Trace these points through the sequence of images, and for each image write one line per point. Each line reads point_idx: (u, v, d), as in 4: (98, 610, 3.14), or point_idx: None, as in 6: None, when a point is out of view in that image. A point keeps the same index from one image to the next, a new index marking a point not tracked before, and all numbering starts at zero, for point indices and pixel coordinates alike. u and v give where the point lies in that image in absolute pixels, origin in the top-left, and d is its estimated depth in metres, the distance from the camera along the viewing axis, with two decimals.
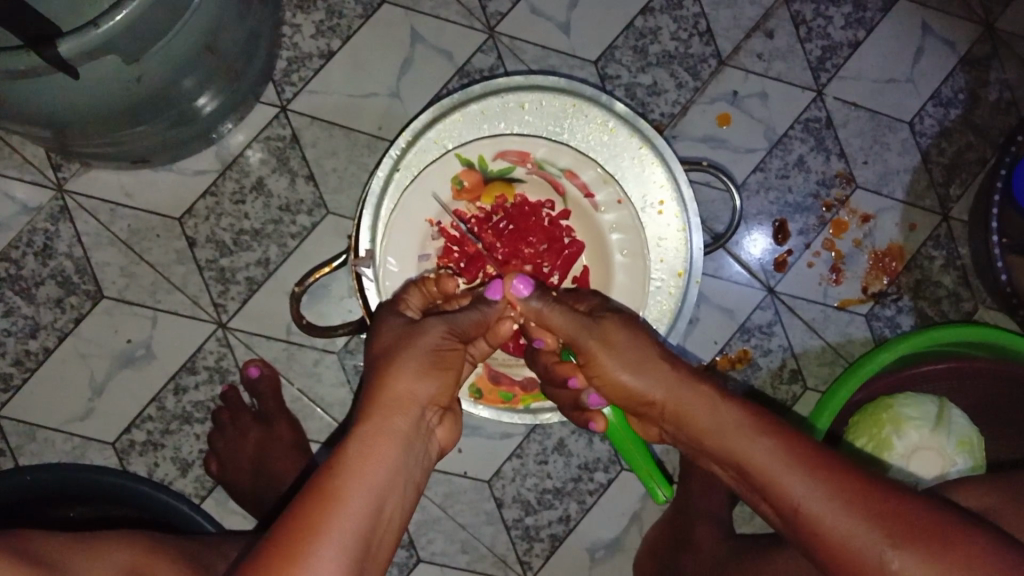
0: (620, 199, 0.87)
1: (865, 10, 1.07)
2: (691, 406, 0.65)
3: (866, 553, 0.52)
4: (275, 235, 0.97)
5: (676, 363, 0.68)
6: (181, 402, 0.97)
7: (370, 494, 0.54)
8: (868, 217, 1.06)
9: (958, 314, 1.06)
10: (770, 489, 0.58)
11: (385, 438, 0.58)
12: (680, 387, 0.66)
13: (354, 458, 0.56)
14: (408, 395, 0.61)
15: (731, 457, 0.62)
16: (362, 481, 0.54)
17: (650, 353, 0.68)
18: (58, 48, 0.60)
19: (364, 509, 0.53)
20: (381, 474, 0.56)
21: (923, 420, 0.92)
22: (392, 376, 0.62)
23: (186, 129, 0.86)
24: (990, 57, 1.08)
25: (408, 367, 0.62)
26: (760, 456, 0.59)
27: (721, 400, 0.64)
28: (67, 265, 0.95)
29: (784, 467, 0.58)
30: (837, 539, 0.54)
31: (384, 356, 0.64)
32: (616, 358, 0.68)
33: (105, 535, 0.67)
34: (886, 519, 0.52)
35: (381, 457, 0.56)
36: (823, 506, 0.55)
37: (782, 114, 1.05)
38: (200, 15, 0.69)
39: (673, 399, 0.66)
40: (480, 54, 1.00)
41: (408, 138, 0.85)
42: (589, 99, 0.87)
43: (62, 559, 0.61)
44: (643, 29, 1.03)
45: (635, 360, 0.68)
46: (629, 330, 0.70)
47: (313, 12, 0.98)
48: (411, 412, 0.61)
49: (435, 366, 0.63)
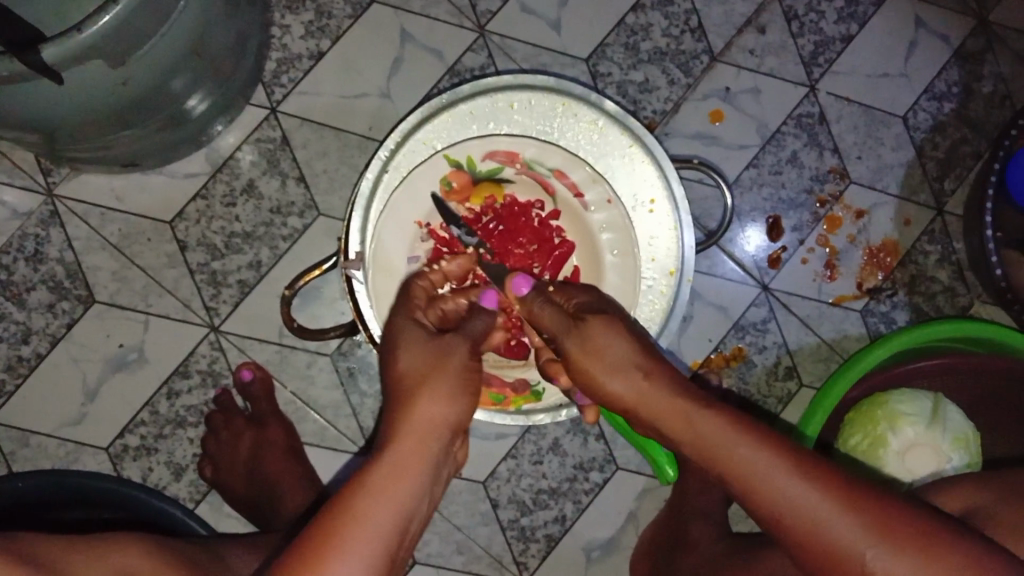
0: (610, 199, 0.87)
1: (857, 4, 1.07)
2: (668, 413, 0.64)
3: (850, 559, 0.53)
4: (267, 237, 0.97)
5: (656, 363, 0.67)
6: (174, 406, 0.97)
7: (395, 519, 0.55)
8: (862, 213, 1.06)
9: (954, 309, 1.06)
10: (752, 494, 0.58)
11: (411, 461, 0.58)
12: (655, 394, 0.65)
13: (381, 483, 0.56)
14: (434, 422, 0.61)
15: (713, 463, 0.61)
16: (389, 504, 0.55)
17: (630, 355, 0.67)
18: (40, 53, 0.60)
19: (389, 533, 0.54)
20: (409, 501, 0.56)
21: (918, 416, 0.92)
22: (419, 402, 0.61)
23: (176, 132, 0.86)
24: (984, 49, 1.07)
25: (435, 393, 0.61)
26: (744, 462, 0.59)
27: (699, 408, 0.62)
28: (58, 270, 0.95)
29: (769, 473, 0.57)
30: (822, 546, 0.54)
31: (408, 382, 0.62)
32: (596, 361, 0.67)
33: (105, 538, 0.67)
34: (873, 525, 0.53)
35: (405, 485, 0.56)
36: (810, 517, 0.55)
37: (775, 109, 1.04)
38: (187, 19, 0.69)
39: (649, 405, 0.65)
40: (470, 53, 1.00)
41: (396, 139, 0.84)
42: (578, 98, 0.87)
43: (59, 562, 0.61)
44: (634, 26, 1.03)
45: (613, 365, 0.66)
46: (611, 334, 0.68)
47: (303, 13, 0.98)
48: (438, 440, 0.61)
49: (463, 393, 0.62)
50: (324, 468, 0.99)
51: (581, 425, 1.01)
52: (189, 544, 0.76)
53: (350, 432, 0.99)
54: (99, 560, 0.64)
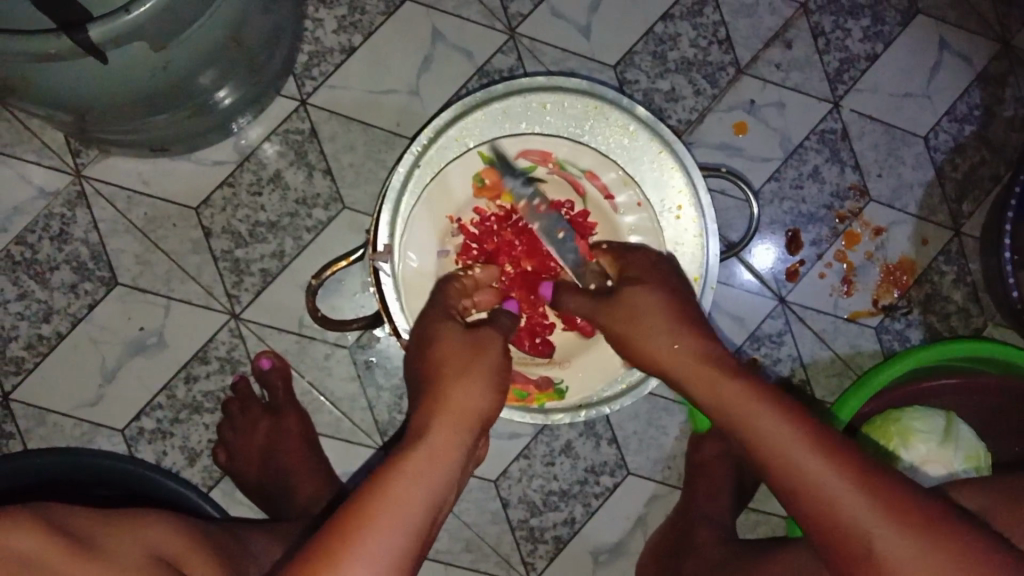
0: (640, 202, 0.89)
1: (883, 24, 1.08)
2: (698, 374, 0.64)
3: (858, 538, 0.51)
4: (291, 227, 0.98)
5: (693, 330, 0.67)
6: (191, 391, 0.97)
7: (426, 501, 0.53)
8: (881, 230, 1.06)
9: (967, 329, 1.07)
10: (774, 471, 0.57)
11: (442, 440, 0.58)
12: (688, 357, 0.65)
13: (417, 461, 0.55)
14: (470, 406, 0.61)
15: (734, 427, 0.61)
16: (423, 488, 0.54)
17: (668, 319, 0.68)
18: (88, 32, 0.60)
19: (420, 513, 0.52)
20: (441, 486, 0.55)
21: (931, 433, 0.92)
22: (459, 386, 0.62)
23: (206, 119, 0.86)
24: (1006, 74, 1.09)
25: (474, 379, 0.62)
26: (761, 426, 0.58)
27: (726, 379, 0.62)
28: (82, 251, 0.95)
29: (788, 439, 0.56)
30: (826, 520, 0.53)
31: (448, 365, 0.63)
32: (634, 321, 0.69)
33: (139, 514, 0.68)
34: (886, 516, 0.51)
35: (440, 469, 0.56)
36: (820, 488, 0.53)
37: (798, 123, 1.05)
38: (229, 6, 0.70)
39: (682, 368, 0.65)
40: (500, 55, 1.01)
41: (429, 135, 0.85)
42: (611, 102, 0.87)
43: (91, 533, 0.62)
44: (662, 36, 1.04)
45: (654, 326, 0.68)
46: (647, 308, 0.69)
47: (336, 7, 0.99)
48: (471, 426, 0.61)
49: (497, 383, 0.64)
50: (337, 459, 0.99)
51: (594, 428, 1.02)
52: (214, 526, 0.76)
53: (364, 425, 0.99)
54: (133, 530, 0.65)
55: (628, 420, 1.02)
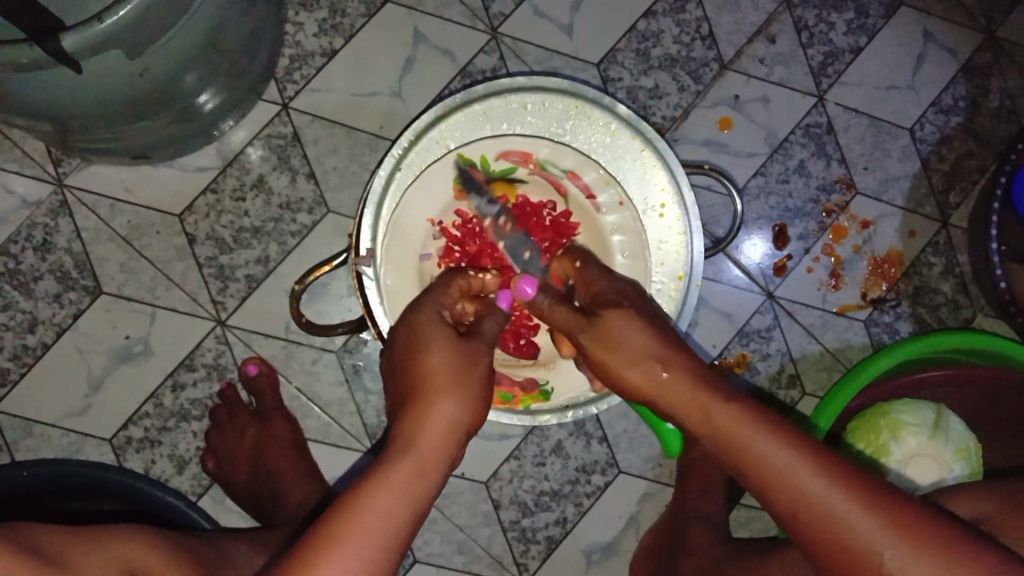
0: (622, 201, 0.88)
1: (867, 16, 1.07)
2: (686, 401, 0.61)
3: (867, 558, 0.51)
4: (275, 233, 0.97)
5: (676, 354, 0.64)
6: (179, 399, 0.96)
7: (394, 520, 0.54)
8: (868, 223, 1.06)
9: (956, 321, 1.07)
10: (776, 497, 0.56)
11: (418, 459, 0.58)
12: (674, 383, 0.62)
13: (389, 478, 0.56)
14: (446, 423, 0.61)
15: (728, 453, 0.59)
16: (395, 502, 0.54)
17: (648, 346, 0.64)
18: (60, 41, 0.60)
19: (389, 527, 0.53)
20: (412, 497, 0.56)
21: (921, 427, 0.92)
22: (435, 402, 0.61)
23: (187, 126, 0.86)
24: (991, 65, 1.08)
25: (449, 392, 0.62)
26: (760, 452, 0.57)
27: (716, 398, 0.60)
28: (66, 260, 0.95)
29: (790, 465, 0.55)
30: (835, 542, 0.53)
31: (426, 381, 0.62)
32: (616, 352, 0.66)
33: (114, 530, 0.68)
34: (894, 525, 0.51)
35: (411, 487, 0.56)
36: (830, 512, 0.53)
37: (784, 118, 1.05)
38: (205, 13, 0.69)
39: (667, 395, 0.63)
40: (482, 55, 1.00)
41: (410, 137, 0.84)
42: (592, 101, 0.87)
43: (65, 556, 0.62)
44: (646, 32, 1.03)
45: (629, 356, 0.65)
46: (632, 322, 0.66)
47: (317, 10, 0.98)
48: (447, 441, 0.60)
49: (474, 399, 0.63)
50: (327, 464, 0.99)
51: (584, 428, 1.01)
52: (192, 537, 0.76)
53: (353, 429, 0.99)
54: (109, 550, 0.65)
55: (618, 419, 1.02)
